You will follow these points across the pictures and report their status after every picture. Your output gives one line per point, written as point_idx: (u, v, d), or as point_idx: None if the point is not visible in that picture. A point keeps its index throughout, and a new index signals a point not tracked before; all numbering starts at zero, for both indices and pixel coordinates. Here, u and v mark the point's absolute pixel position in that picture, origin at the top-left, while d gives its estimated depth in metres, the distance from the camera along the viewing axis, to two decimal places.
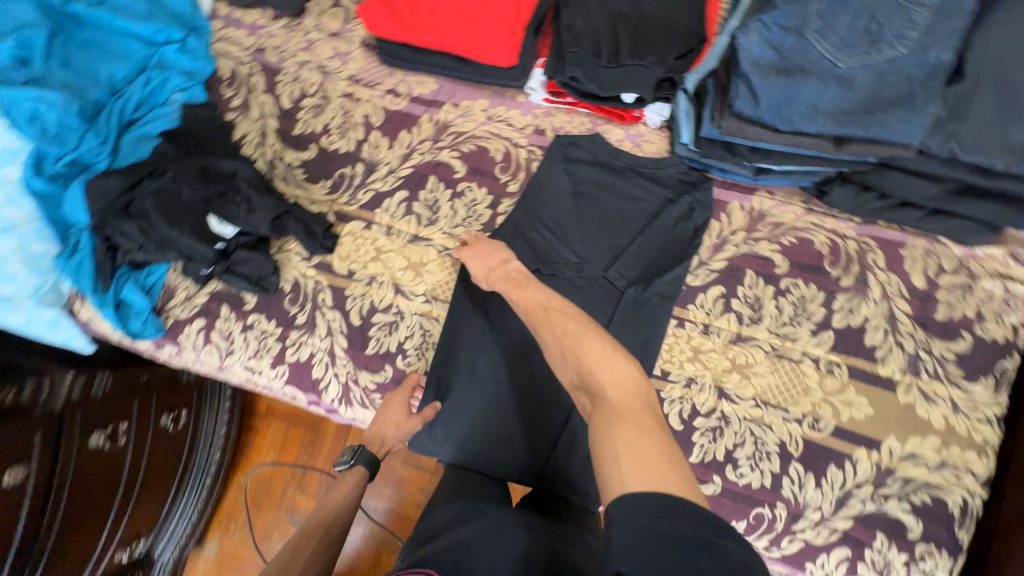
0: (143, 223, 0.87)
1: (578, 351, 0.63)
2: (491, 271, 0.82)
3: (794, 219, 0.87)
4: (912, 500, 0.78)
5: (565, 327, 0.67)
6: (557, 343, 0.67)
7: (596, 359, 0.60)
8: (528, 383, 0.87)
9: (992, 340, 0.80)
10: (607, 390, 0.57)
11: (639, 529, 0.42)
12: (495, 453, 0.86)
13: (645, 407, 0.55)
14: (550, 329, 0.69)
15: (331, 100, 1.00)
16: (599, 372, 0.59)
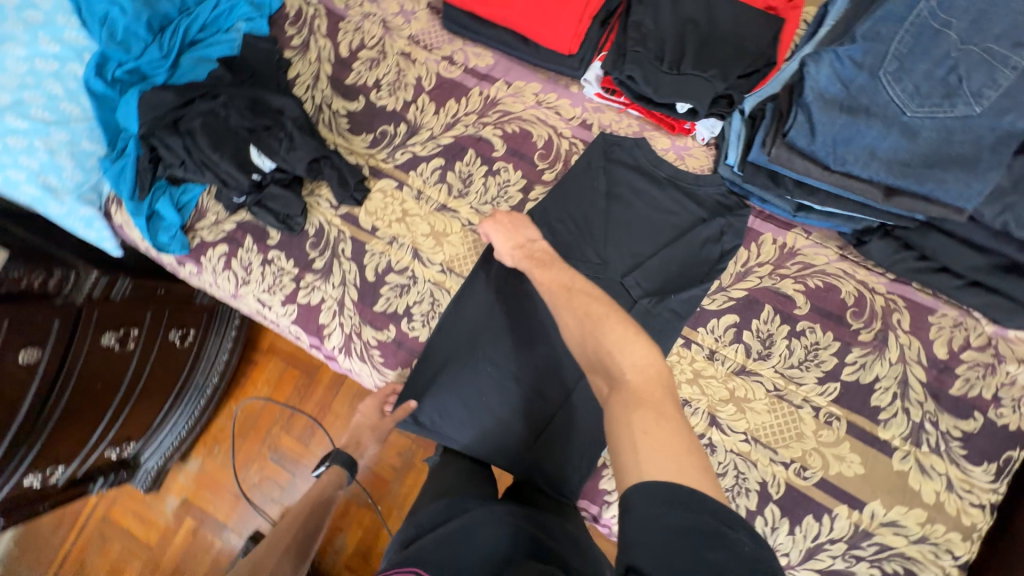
0: (188, 141, 0.90)
1: (599, 338, 0.64)
2: (517, 247, 0.82)
3: (825, 263, 0.84)
4: (883, 567, 0.77)
5: (591, 311, 0.67)
6: (578, 329, 0.68)
7: (616, 345, 0.61)
8: (522, 369, 0.88)
9: (1005, 426, 0.77)
10: (625, 373, 0.58)
11: (650, 518, 0.44)
12: (480, 432, 0.87)
13: (664, 394, 0.56)
14: (571, 311, 0.70)
15: (387, 56, 1.00)
16: (619, 356, 0.60)
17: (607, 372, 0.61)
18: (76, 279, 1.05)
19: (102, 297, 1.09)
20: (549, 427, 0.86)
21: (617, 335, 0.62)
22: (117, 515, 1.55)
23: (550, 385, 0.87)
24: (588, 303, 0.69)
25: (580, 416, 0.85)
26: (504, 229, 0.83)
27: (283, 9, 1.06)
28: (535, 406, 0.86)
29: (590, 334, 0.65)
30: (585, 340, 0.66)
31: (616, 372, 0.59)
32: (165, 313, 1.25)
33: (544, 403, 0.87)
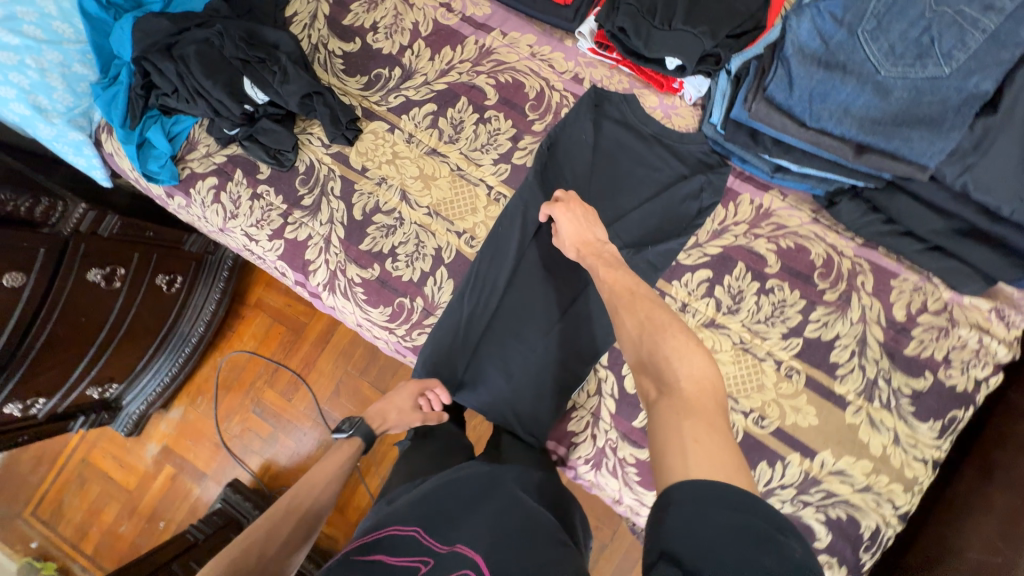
0: (181, 67, 0.89)
1: (656, 341, 0.58)
2: (586, 245, 0.78)
3: (798, 225, 0.88)
4: (828, 512, 0.81)
5: (650, 319, 0.61)
6: (633, 323, 0.62)
7: (676, 351, 0.56)
8: (516, 316, 0.90)
9: (952, 387, 0.81)
10: (682, 384, 0.54)
11: (698, 516, 0.42)
12: (479, 374, 0.90)
13: (717, 407, 0.52)
14: (629, 308, 0.64)
15: (386, 0, 1.00)
16: (677, 364, 0.55)
17: (660, 378, 0.55)
18: (64, 211, 1.07)
19: (90, 232, 1.11)
20: (547, 374, 0.88)
21: (683, 348, 0.56)
22: (96, 458, 1.57)
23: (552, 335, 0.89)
24: (636, 298, 0.65)
25: (555, 365, 0.88)
26: (576, 220, 0.80)
27: None
28: (536, 354, 0.89)
29: (648, 338, 0.59)
30: (639, 337, 0.61)
31: (670, 379, 0.54)
32: (152, 257, 1.26)
33: (544, 353, 0.89)
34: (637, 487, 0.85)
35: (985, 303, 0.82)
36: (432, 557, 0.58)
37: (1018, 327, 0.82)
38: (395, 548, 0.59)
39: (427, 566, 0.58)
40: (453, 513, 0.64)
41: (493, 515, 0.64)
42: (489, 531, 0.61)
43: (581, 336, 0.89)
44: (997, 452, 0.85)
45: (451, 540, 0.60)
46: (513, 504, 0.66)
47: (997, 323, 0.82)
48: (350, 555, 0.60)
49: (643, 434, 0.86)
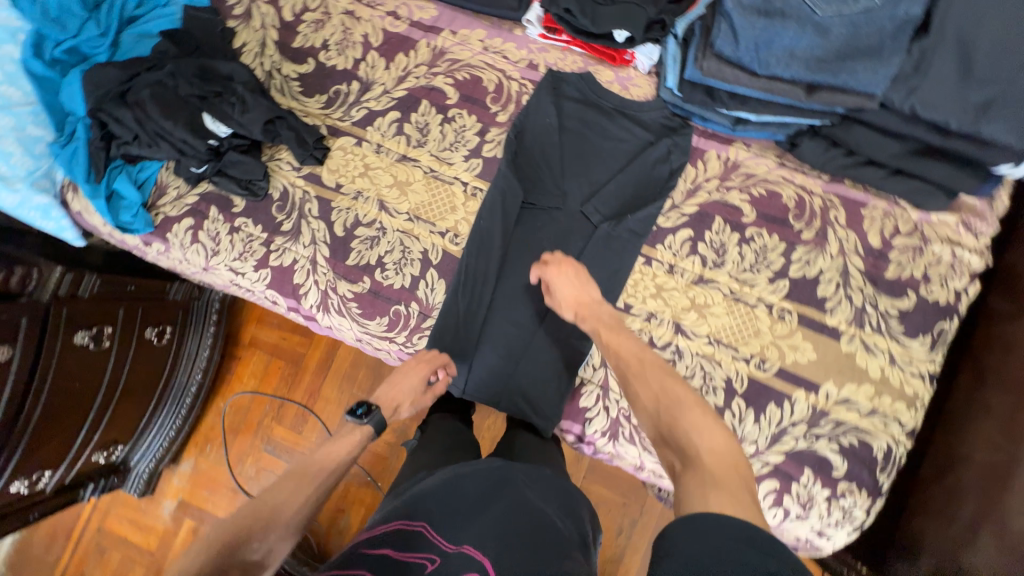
0: (139, 112, 0.89)
1: (676, 415, 0.68)
2: (581, 305, 0.83)
3: (766, 172, 0.90)
4: (840, 441, 0.84)
5: (664, 393, 0.71)
6: (649, 395, 0.72)
7: (693, 426, 0.66)
8: (514, 300, 0.93)
9: (935, 301, 0.85)
10: (702, 454, 0.63)
11: (713, 540, 0.51)
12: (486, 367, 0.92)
13: (738, 478, 0.61)
14: (641, 378, 0.74)
15: (332, 17, 1.01)
16: (696, 438, 0.65)
17: (682, 451, 0.65)
18: (41, 276, 1.05)
19: (70, 294, 1.09)
20: (552, 355, 0.90)
21: (698, 425, 0.66)
22: (113, 524, 1.54)
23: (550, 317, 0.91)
24: (649, 366, 0.75)
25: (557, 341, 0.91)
26: (571, 280, 0.84)
27: None
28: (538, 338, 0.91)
29: (667, 411, 0.69)
30: (659, 407, 0.71)
31: (692, 451, 0.64)
32: (138, 310, 1.24)
33: (546, 335, 0.91)
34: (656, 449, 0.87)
35: (951, 217, 0.86)
36: (439, 555, 0.60)
37: (985, 234, 0.86)
38: (402, 543, 0.61)
39: (434, 563, 0.59)
40: (460, 516, 0.64)
41: (501, 520, 0.63)
42: (494, 538, 0.61)
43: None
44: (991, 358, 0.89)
45: (459, 539, 0.61)
46: (521, 507, 0.65)
47: (965, 233, 0.86)
48: (356, 548, 0.61)
49: None
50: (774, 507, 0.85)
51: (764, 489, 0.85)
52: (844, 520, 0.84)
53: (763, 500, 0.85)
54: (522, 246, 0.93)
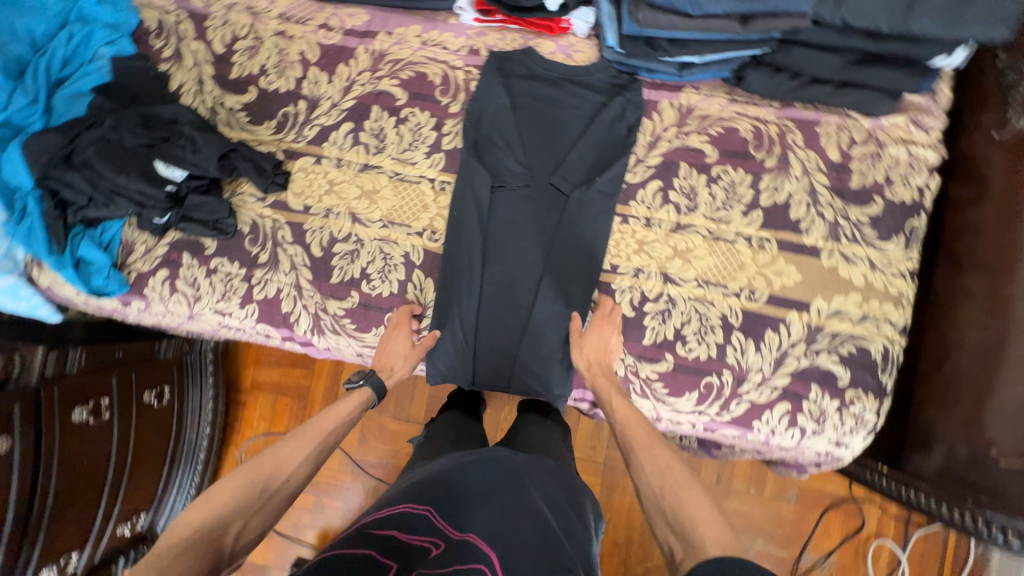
0: (88, 173, 0.87)
1: (682, 499, 0.67)
2: (593, 366, 0.85)
3: (719, 110, 0.92)
4: (840, 352, 0.87)
5: (670, 472, 0.70)
6: (654, 469, 0.71)
7: (698, 513, 0.64)
8: (504, 283, 0.93)
9: (901, 201, 0.88)
10: (704, 545, 0.61)
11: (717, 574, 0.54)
12: (490, 355, 0.93)
13: None
14: (647, 453, 0.74)
15: (265, 41, 0.99)
16: (700, 526, 0.63)
17: (686, 538, 0.62)
18: (24, 361, 1.02)
19: (57, 373, 1.07)
20: (552, 331, 0.91)
21: (701, 511, 0.65)
22: None
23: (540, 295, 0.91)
24: (656, 443, 0.75)
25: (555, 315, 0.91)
26: (589, 343, 0.86)
27: (144, 26, 1.01)
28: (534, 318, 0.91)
29: (670, 493, 0.68)
30: (663, 484, 0.69)
31: (696, 540, 0.61)
32: (131, 376, 1.23)
33: (540, 313, 0.91)
34: (668, 397, 0.90)
35: (901, 118, 0.89)
36: (444, 540, 0.61)
37: (935, 128, 0.89)
38: (409, 526, 0.62)
39: (438, 548, 0.60)
40: (463, 500, 0.67)
41: (506, 507, 0.65)
42: (496, 524, 0.62)
43: (569, 283, 0.91)
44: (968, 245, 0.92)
45: (464, 527, 0.63)
46: (523, 493, 0.68)
47: (917, 131, 0.89)
48: (362, 528, 0.61)
49: (656, 348, 0.90)
50: (790, 427, 0.88)
51: (778, 412, 0.88)
52: (857, 425, 0.88)
53: (778, 423, 0.88)
54: (500, 228, 0.93)
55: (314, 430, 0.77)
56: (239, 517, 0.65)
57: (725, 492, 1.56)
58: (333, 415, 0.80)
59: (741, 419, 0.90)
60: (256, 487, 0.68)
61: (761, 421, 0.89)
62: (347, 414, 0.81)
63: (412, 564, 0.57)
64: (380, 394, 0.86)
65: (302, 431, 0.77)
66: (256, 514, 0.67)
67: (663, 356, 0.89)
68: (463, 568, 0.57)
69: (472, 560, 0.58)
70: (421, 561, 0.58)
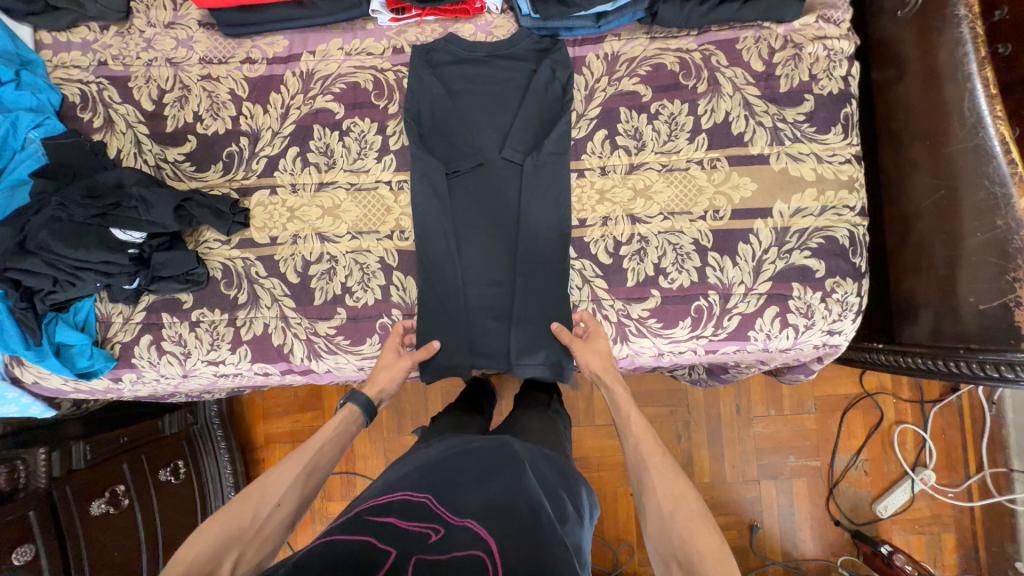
0: (48, 255, 0.85)
1: (688, 527, 0.64)
2: (607, 369, 0.87)
3: (643, 50, 0.95)
4: (810, 246, 0.91)
5: (683, 498, 0.68)
6: (666, 495, 0.69)
7: (705, 546, 0.62)
8: (482, 264, 0.95)
9: (830, 93, 0.93)
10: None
11: None
12: (489, 334, 0.95)
13: None
14: (661, 475, 0.72)
15: (191, 88, 0.99)
16: (703, 561, 0.61)
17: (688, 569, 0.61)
18: (27, 466, 0.99)
19: (64, 472, 1.05)
20: (540, 298, 0.93)
21: (711, 548, 0.62)
22: None
23: (520, 265, 0.93)
24: (670, 466, 0.73)
25: (537, 282, 0.93)
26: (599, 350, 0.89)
27: (67, 101, 1.00)
28: (519, 289, 0.93)
29: (680, 522, 0.66)
30: (671, 509, 0.67)
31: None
32: (142, 459, 1.22)
33: (525, 282, 0.93)
34: (664, 331, 0.93)
35: (810, 18, 0.94)
36: (443, 527, 0.61)
37: (844, 20, 0.94)
38: (407, 512, 0.63)
39: (437, 534, 0.60)
40: (461, 488, 0.68)
41: (502, 488, 0.68)
42: (494, 509, 0.64)
43: (544, 249, 0.93)
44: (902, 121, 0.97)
45: (462, 514, 0.63)
46: (519, 473, 0.71)
47: (827, 26, 0.94)
48: (361, 515, 0.62)
49: (641, 288, 0.93)
50: (784, 328, 0.92)
51: (769, 317, 0.92)
52: (844, 310, 0.92)
53: (772, 327, 0.92)
54: (466, 211, 0.95)
55: (300, 454, 0.76)
56: (231, 549, 0.63)
57: (747, 419, 1.59)
58: (319, 436, 0.79)
59: (737, 332, 0.93)
60: (246, 516, 0.67)
61: (756, 330, 0.93)
62: (333, 433, 0.80)
63: (410, 551, 0.58)
64: (366, 409, 0.86)
65: (288, 456, 0.75)
66: (248, 544, 0.65)
67: (650, 293, 0.92)
68: (461, 555, 0.57)
69: (470, 548, 0.58)
70: (420, 548, 0.58)
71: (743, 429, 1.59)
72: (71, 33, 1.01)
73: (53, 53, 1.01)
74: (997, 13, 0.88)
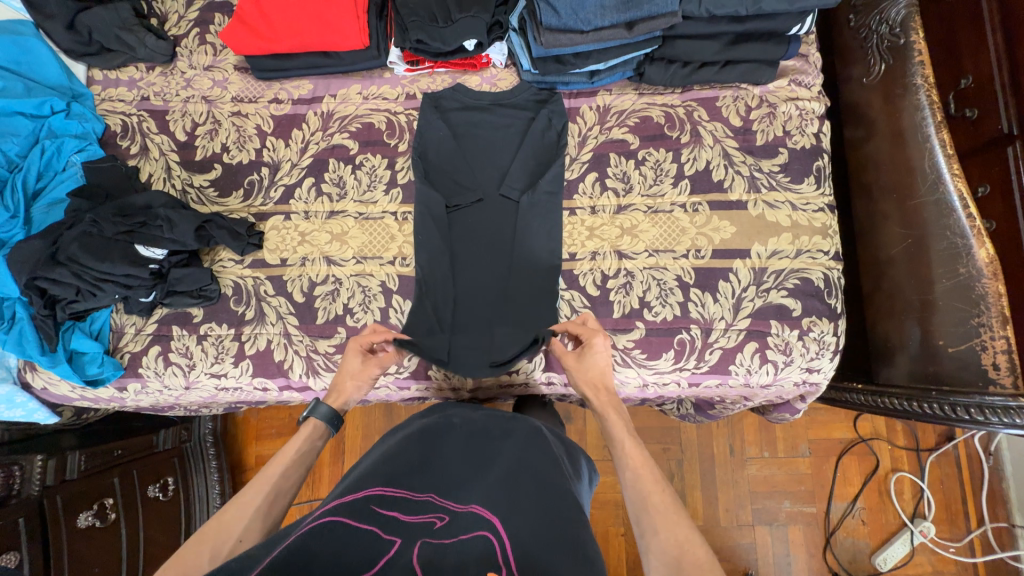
0: (75, 267, 0.92)
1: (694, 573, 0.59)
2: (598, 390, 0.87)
3: (632, 104, 1.05)
4: (787, 286, 0.97)
5: (688, 540, 0.63)
6: (670, 540, 0.64)
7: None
8: (480, 275, 1.02)
9: (802, 147, 1.01)
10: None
11: None
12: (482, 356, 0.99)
13: None
14: (664, 516, 0.67)
15: (222, 122, 1.09)
16: None
17: None
18: (23, 472, 1.03)
19: (58, 481, 1.08)
20: (533, 309, 0.98)
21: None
22: None
23: (514, 294, 0.99)
24: (671, 507, 0.68)
25: (530, 295, 0.99)
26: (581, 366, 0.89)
27: (109, 130, 1.10)
28: (513, 299, 0.99)
29: (688, 569, 0.60)
30: (677, 555, 0.62)
31: None
32: (134, 474, 1.24)
33: (518, 297, 0.99)
34: (648, 361, 0.97)
35: (784, 81, 1.04)
36: (448, 514, 0.65)
37: (814, 84, 1.04)
38: (410, 508, 0.66)
39: (442, 521, 0.64)
40: (461, 480, 0.73)
41: (500, 478, 0.73)
42: (497, 494, 0.70)
43: (539, 270, 1.00)
44: (874, 174, 1.05)
45: (465, 501, 0.68)
46: (516, 459, 0.78)
47: (798, 89, 1.04)
48: (367, 503, 0.65)
49: (626, 319, 0.98)
50: (763, 364, 0.96)
51: (749, 353, 0.96)
52: (821, 349, 0.96)
53: (751, 362, 0.96)
54: (466, 230, 1.03)
55: (260, 482, 0.74)
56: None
57: (741, 460, 1.59)
58: (278, 460, 0.77)
59: (718, 366, 0.97)
60: (208, 555, 0.65)
61: (736, 364, 0.97)
62: (297, 455, 0.79)
63: (416, 534, 0.62)
64: (329, 420, 0.85)
65: (248, 485, 0.73)
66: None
67: (635, 325, 0.97)
68: (469, 538, 0.62)
69: (477, 529, 0.63)
70: (426, 532, 0.62)
71: (737, 471, 1.58)
72: (120, 71, 1.13)
73: (102, 88, 1.13)
74: (963, 81, 0.92)
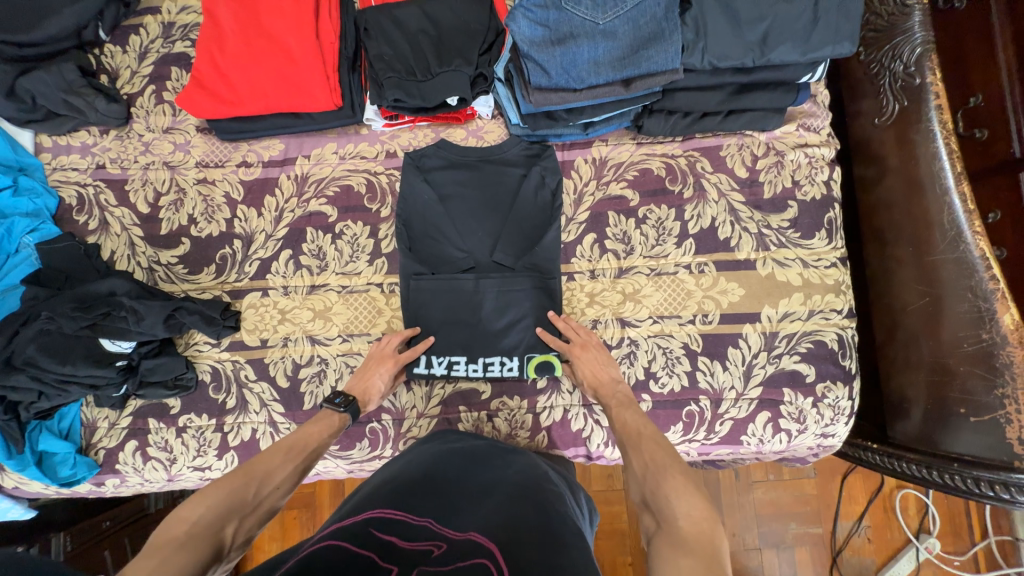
0: (34, 370, 0.85)
1: (658, 480, 0.62)
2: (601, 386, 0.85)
3: (630, 155, 0.98)
4: (799, 350, 0.92)
5: (655, 460, 0.65)
6: (639, 460, 0.66)
7: (674, 490, 0.59)
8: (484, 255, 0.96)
9: (813, 199, 0.95)
10: (679, 522, 0.55)
11: None
12: (495, 369, 0.92)
13: (715, 553, 0.51)
14: (636, 446, 0.70)
15: (187, 191, 1.00)
16: (673, 502, 0.58)
17: (659, 515, 0.58)
18: None
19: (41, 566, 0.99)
20: (545, 262, 0.95)
21: (678, 491, 0.59)
22: None
23: (526, 261, 0.95)
24: (646, 437, 0.70)
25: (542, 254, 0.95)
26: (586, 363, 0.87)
27: (64, 204, 1.01)
28: (524, 265, 0.95)
29: (652, 480, 0.62)
30: (647, 467, 0.65)
31: (669, 518, 0.56)
32: (125, 542, 1.16)
33: (532, 258, 0.95)
34: None
35: (791, 126, 0.98)
36: (444, 541, 0.58)
37: (823, 127, 0.98)
38: (408, 534, 0.59)
39: (439, 549, 0.57)
40: (460, 506, 0.65)
41: (502, 505, 0.66)
42: (501, 524, 0.61)
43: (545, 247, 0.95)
44: (883, 220, 1.00)
45: (463, 528, 0.60)
46: (518, 488, 0.70)
47: (807, 133, 0.97)
48: (366, 526, 0.60)
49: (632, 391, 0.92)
50: (776, 433, 0.91)
51: (761, 423, 0.91)
52: (836, 414, 0.91)
53: (765, 432, 0.91)
54: (466, 213, 0.97)
55: (298, 449, 0.73)
56: (231, 518, 0.61)
57: (747, 484, 1.50)
58: (315, 432, 0.77)
59: (728, 436, 0.92)
60: (247, 490, 0.64)
61: (748, 435, 0.92)
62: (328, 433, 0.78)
63: (413, 561, 0.54)
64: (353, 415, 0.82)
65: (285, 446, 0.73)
66: (250, 514, 0.63)
67: (642, 398, 0.92)
68: (466, 564, 0.54)
69: (476, 556, 0.55)
70: (422, 559, 0.55)
71: (742, 494, 1.49)
72: (71, 137, 1.04)
73: (52, 156, 1.03)
74: (972, 99, 0.89)
